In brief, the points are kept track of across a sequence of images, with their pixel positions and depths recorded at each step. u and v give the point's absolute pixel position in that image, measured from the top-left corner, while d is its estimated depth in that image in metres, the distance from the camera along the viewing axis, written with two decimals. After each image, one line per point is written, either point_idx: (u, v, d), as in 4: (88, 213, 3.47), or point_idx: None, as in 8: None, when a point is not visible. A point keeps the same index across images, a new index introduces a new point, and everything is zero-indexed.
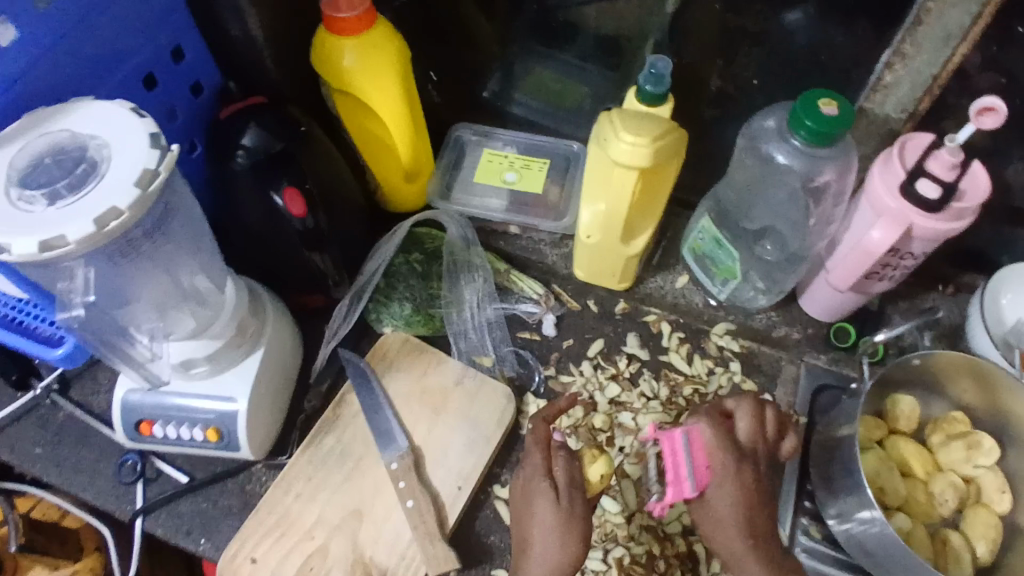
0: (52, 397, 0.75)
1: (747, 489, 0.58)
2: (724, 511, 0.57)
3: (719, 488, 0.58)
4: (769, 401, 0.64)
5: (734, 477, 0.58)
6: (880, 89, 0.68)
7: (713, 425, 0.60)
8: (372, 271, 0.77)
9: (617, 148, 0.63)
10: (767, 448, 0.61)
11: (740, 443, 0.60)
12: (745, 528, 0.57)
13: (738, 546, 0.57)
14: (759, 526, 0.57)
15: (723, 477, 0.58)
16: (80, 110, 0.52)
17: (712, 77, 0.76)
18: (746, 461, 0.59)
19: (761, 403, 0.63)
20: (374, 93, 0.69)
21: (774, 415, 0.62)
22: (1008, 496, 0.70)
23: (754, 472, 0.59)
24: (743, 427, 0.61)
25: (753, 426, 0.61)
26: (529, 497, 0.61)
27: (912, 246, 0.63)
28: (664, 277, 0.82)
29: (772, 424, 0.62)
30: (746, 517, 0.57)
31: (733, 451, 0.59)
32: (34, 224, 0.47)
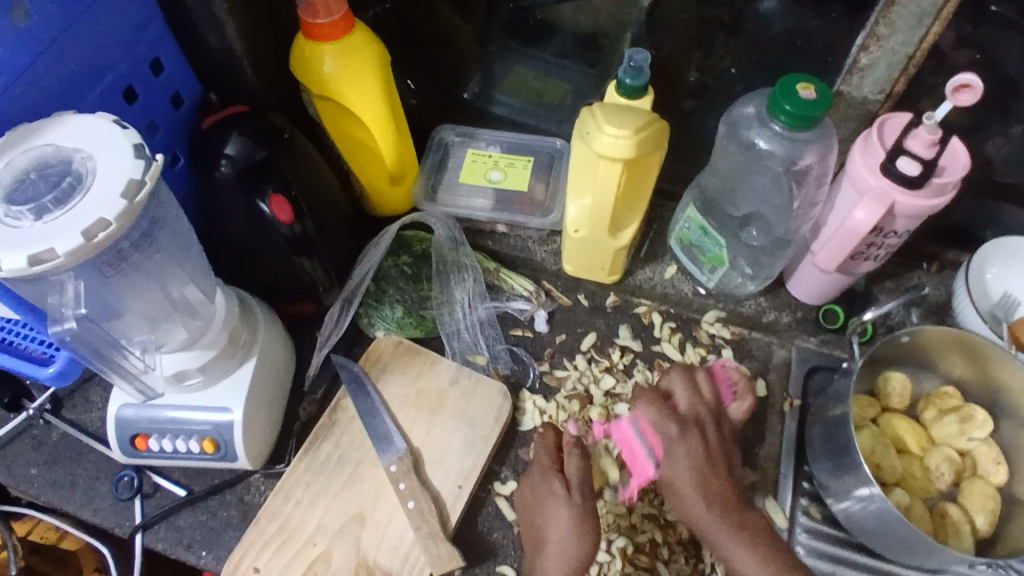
0: (45, 417, 0.74)
1: (697, 455, 0.64)
2: (681, 479, 0.63)
3: (673, 461, 0.64)
4: (701, 365, 0.71)
5: (683, 450, 0.64)
6: (857, 72, 0.67)
7: (651, 404, 0.68)
8: (362, 275, 0.77)
9: (600, 141, 0.63)
10: (713, 407, 0.68)
11: (683, 415, 0.67)
12: (699, 490, 0.63)
13: (699, 508, 0.62)
14: (714, 490, 0.63)
15: (672, 450, 0.65)
16: (62, 122, 0.52)
17: (691, 67, 0.77)
18: (691, 428, 0.66)
19: (692, 371, 0.70)
20: (355, 99, 0.69)
21: (709, 377, 0.70)
22: (1003, 467, 0.71)
23: (703, 439, 0.65)
24: (681, 400, 0.68)
25: (692, 398, 0.68)
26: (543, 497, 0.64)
27: (895, 224, 0.64)
28: (653, 269, 0.82)
29: (706, 389, 0.69)
30: (703, 484, 0.63)
31: (674, 422, 0.66)
32: (22, 240, 0.46)
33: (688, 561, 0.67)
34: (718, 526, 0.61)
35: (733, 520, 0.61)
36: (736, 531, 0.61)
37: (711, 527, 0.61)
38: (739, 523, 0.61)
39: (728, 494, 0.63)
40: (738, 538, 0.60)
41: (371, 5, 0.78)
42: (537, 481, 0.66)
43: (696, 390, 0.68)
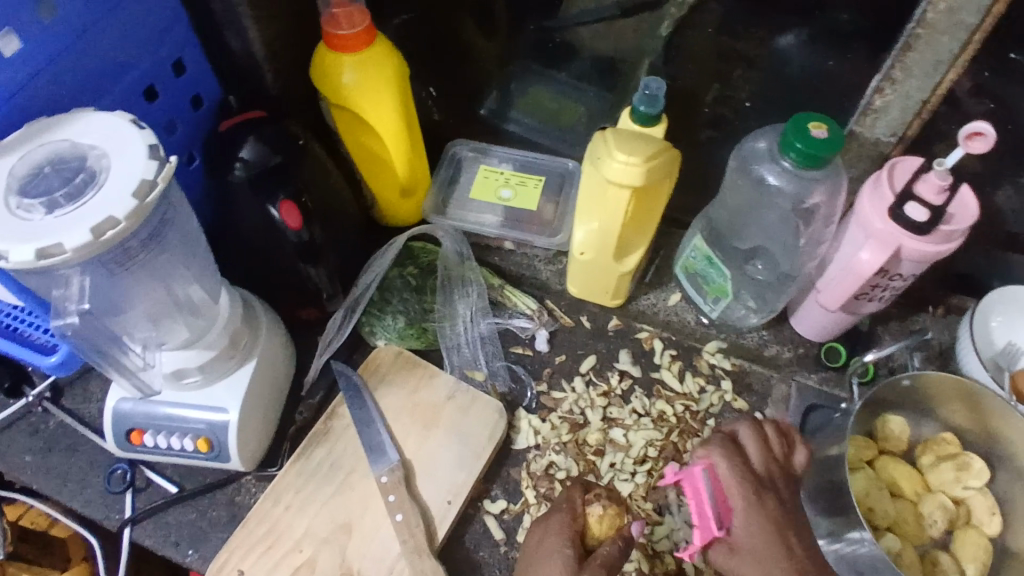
0: (44, 405, 0.75)
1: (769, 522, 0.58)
2: (754, 544, 0.57)
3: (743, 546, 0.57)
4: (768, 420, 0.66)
5: (756, 504, 0.58)
6: (870, 113, 0.67)
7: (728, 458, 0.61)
8: (367, 285, 0.78)
9: (610, 167, 0.64)
10: (783, 467, 0.63)
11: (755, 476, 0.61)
12: (781, 549, 0.57)
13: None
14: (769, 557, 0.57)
15: (748, 503, 0.59)
16: (81, 120, 0.53)
17: (706, 99, 0.78)
18: (765, 490, 0.60)
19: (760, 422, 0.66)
20: (372, 111, 0.70)
21: (775, 430, 0.65)
22: (998, 518, 0.69)
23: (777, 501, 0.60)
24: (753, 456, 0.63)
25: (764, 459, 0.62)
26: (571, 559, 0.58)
27: (901, 268, 0.64)
28: (657, 294, 0.82)
29: (777, 445, 0.64)
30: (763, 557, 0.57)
31: (753, 485, 0.60)
32: (32, 233, 0.47)
33: None
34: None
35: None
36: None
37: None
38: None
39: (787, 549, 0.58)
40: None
41: (399, 12, 0.79)
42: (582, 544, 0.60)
43: (764, 440, 0.64)
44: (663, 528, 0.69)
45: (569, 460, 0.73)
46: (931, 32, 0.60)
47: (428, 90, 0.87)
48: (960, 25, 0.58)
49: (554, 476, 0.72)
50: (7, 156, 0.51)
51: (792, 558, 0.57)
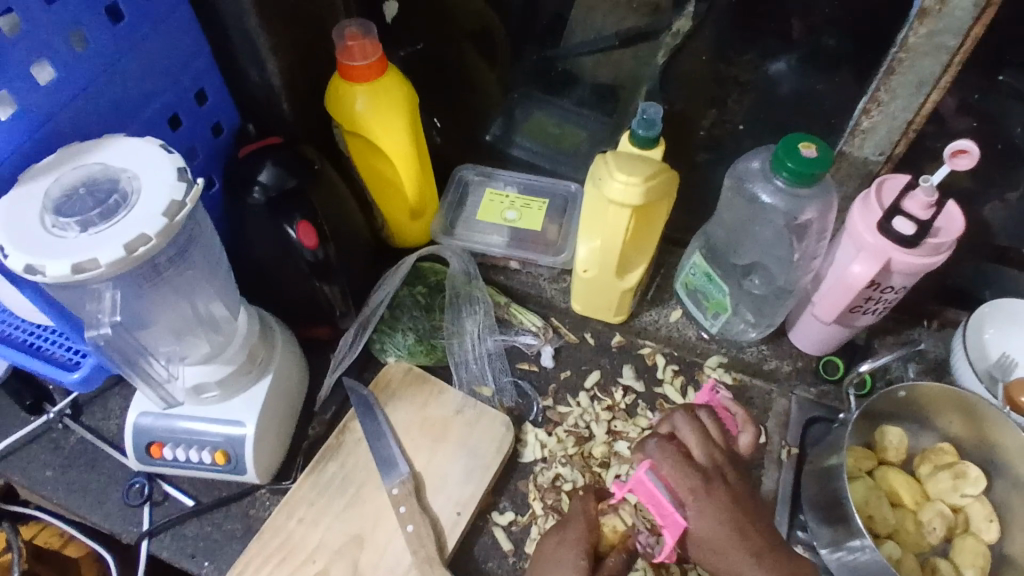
0: (64, 421, 0.77)
1: (728, 507, 0.59)
2: (715, 539, 0.58)
3: (706, 523, 0.58)
4: (703, 410, 0.67)
5: (710, 496, 0.59)
6: (859, 134, 0.71)
7: (673, 459, 0.61)
8: (377, 303, 0.81)
9: (610, 186, 0.67)
10: (727, 450, 0.64)
11: (703, 467, 0.61)
12: (734, 531, 0.58)
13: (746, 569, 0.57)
14: (754, 540, 0.58)
15: (698, 500, 0.59)
16: (113, 145, 0.57)
17: (702, 123, 0.81)
18: (714, 481, 0.60)
19: (695, 412, 0.66)
20: (384, 137, 0.74)
21: (713, 422, 0.66)
22: (996, 525, 0.69)
23: (729, 488, 0.60)
24: (694, 447, 0.63)
25: (706, 447, 0.62)
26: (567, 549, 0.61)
27: (892, 280, 0.67)
28: (658, 311, 0.85)
29: (715, 433, 0.65)
30: (743, 537, 0.58)
31: (698, 472, 0.60)
32: (68, 249, 0.50)
33: None
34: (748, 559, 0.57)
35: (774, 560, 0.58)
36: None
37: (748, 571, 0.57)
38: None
39: (768, 543, 0.58)
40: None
41: (403, 46, 0.85)
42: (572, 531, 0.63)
43: (704, 431, 0.64)
44: None
45: (575, 472, 0.74)
46: (913, 55, 0.63)
47: (432, 120, 0.92)
48: (941, 47, 0.62)
49: (560, 488, 0.73)
50: (42, 178, 0.55)
51: (754, 543, 0.58)
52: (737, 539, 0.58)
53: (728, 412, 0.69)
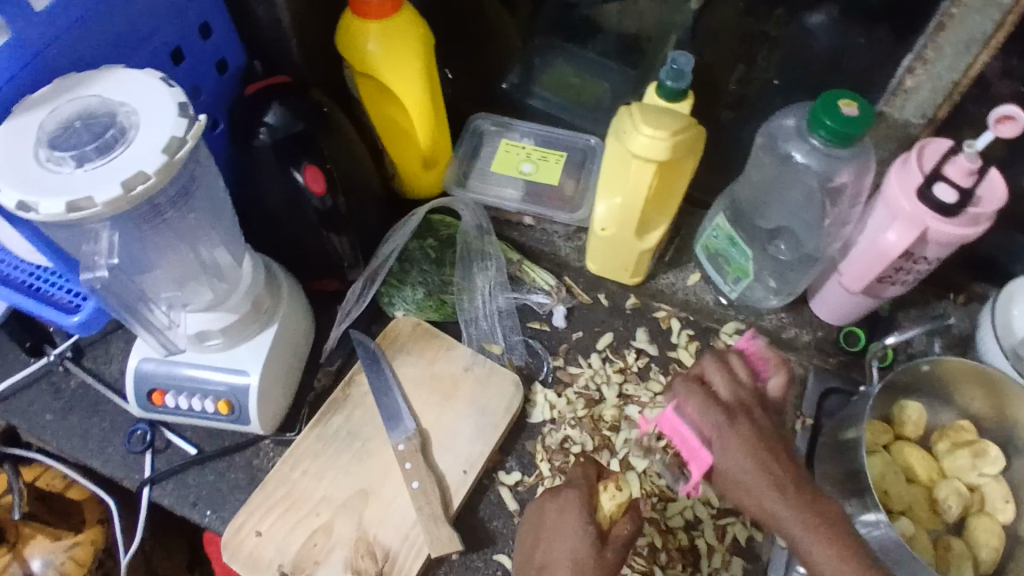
0: (65, 364, 0.76)
1: (751, 440, 0.56)
2: (741, 474, 0.56)
3: (730, 455, 0.56)
4: (733, 351, 0.64)
5: (733, 429, 0.57)
6: (900, 93, 0.67)
7: (690, 390, 0.60)
8: (386, 255, 0.79)
9: (635, 140, 0.63)
10: (759, 393, 0.61)
11: (725, 403, 0.59)
12: (760, 464, 0.55)
13: (775, 505, 0.54)
14: (781, 476, 0.55)
15: (721, 436, 0.57)
16: (111, 76, 0.53)
17: (730, 79, 0.76)
18: (739, 415, 0.58)
19: (725, 355, 0.63)
20: (397, 81, 0.70)
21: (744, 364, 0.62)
22: (1012, 506, 0.68)
23: (753, 423, 0.58)
24: (719, 385, 0.60)
25: (730, 384, 0.60)
26: (561, 510, 0.61)
27: (926, 251, 0.64)
28: (676, 274, 0.82)
29: (746, 376, 0.62)
30: (768, 472, 0.55)
31: (721, 409, 0.58)
32: (63, 186, 0.48)
33: (686, 568, 0.67)
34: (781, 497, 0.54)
35: (808, 504, 0.54)
36: (818, 521, 0.53)
37: (779, 511, 0.54)
38: (826, 522, 0.53)
39: (799, 483, 0.55)
40: (830, 537, 0.53)
41: None
42: (563, 492, 0.62)
43: (730, 369, 0.61)
44: (676, 505, 0.69)
45: (585, 435, 0.73)
46: (964, 11, 0.59)
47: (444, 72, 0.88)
48: (994, 5, 0.58)
49: (569, 450, 0.72)
50: (36, 109, 0.52)
51: (781, 480, 0.55)
52: (771, 478, 0.55)
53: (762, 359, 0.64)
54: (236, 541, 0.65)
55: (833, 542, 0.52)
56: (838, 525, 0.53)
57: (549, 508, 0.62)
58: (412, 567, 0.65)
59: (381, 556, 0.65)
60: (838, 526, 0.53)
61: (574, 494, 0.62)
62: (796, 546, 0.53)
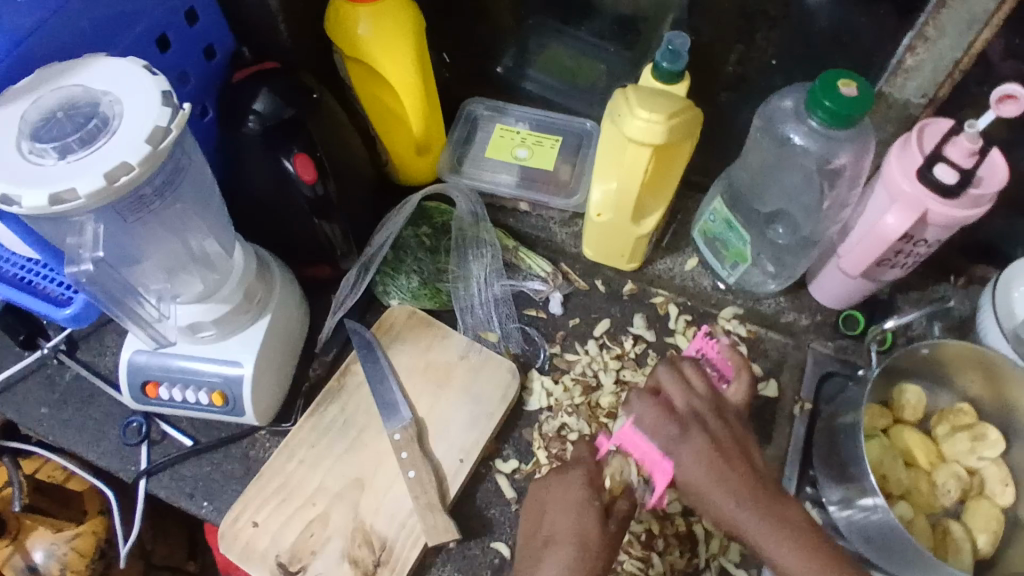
0: (59, 357, 0.75)
1: (703, 450, 0.58)
2: (697, 483, 0.57)
3: (687, 464, 0.58)
4: (689, 358, 0.65)
5: (686, 441, 0.59)
6: (901, 73, 0.66)
7: (642, 403, 0.63)
8: (381, 244, 0.78)
9: (631, 124, 0.62)
10: (715, 399, 0.62)
11: (680, 414, 0.61)
12: (714, 475, 0.57)
13: (734, 510, 0.55)
14: (735, 484, 0.56)
15: (676, 447, 0.59)
16: (94, 65, 0.52)
17: (729, 59, 0.74)
18: (692, 426, 0.60)
19: (679, 363, 0.65)
20: (388, 65, 0.69)
21: (698, 373, 0.63)
22: (1011, 489, 0.68)
23: (709, 435, 0.59)
24: (675, 397, 0.62)
25: (685, 393, 0.62)
26: (564, 488, 0.61)
27: (926, 233, 0.63)
28: (673, 259, 0.81)
29: (700, 383, 0.63)
30: (720, 481, 0.56)
31: (674, 422, 0.61)
32: (46, 178, 0.47)
33: (683, 554, 0.67)
34: (735, 505, 0.55)
35: (767, 507, 0.55)
36: (778, 525, 0.54)
37: (738, 520, 0.55)
38: (786, 524, 0.54)
39: (758, 491, 0.56)
40: (788, 538, 0.53)
41: None
42: (571, 470, 0.62)
43: (683, 377, 0.63)
44: (674, 492, 0.69)
45: (581, 422, 0.73)
46: None
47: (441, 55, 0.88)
48: None
49: (566, 438, 0.72)
50: (18, 100, 0.50)
51: (736, 487, 0.56)
52: (726, 487, 0.56)
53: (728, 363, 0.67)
54: (233, 531, 0.65)
55: (806, 546, 0.53)
56: (801, 531, 0.54)
57: (553, 485, 0.62)
58: (409, 556, 0.65)
59: (378, 545, 0.65)
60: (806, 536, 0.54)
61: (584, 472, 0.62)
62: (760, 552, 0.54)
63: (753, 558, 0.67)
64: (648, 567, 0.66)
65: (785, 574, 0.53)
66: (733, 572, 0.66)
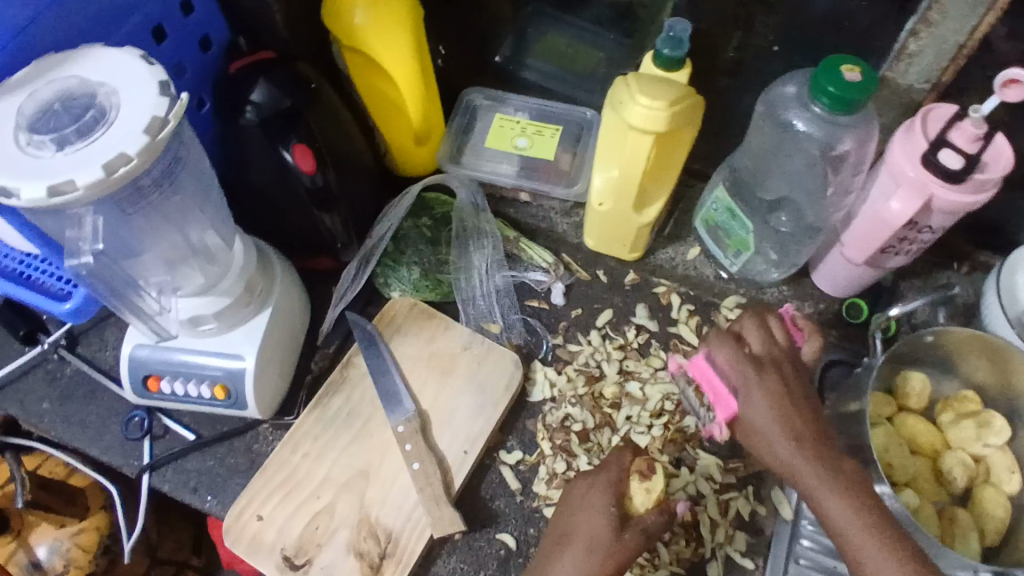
0: (60, 352, 0.75)
1: (773, 393, 0.59)
2: (761, 421, 0.59)
3: (753, 400, 0.59)
4: (773, 313, 0.65)
5: (759, 382, 0.60)
6: (904, 58, 0.65)
7: (722, 344, 0.63)
8: (381, 235, 0.78)
9: (633, 111, 0.62)
10: (791, 352, 0.63)
11: (758, 357, 0.61)
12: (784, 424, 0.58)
13: (793, 457, 0.57)
14: (798, 427, 0.58)
15: (745, 386, 0.60)
16: (90, 56, 0.51)
17: (729, 46, 0.73)
18: (768, 366, 0.61)
19: (766, 316, 0.65)
20: (386, 54, 0.68)
21: (782, 325, 0.64)
22: (1018, 476, 0.67)
23: (780, 376, 0.60)
24: (754, 342, 0.63)
25: (768, 344, 0.62)
26: (584, 491, 0.61)
27: (931, 219, 0.63)
28: (675, 248, 0.81)
29: (782, 334, 0.64)
30: (786, 423, 0.58)
31: (749, 363, 0.61)
32: (43, 170, 0.46)
33: (689, 543, 0.67)
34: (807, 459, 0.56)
35: (832, 467, 0.56)
36: (834, 475, 0.55)
37: (799, 466, 0.56)
38: (844, 478, 0.55)
39: (816, 439, 0.57)
40: (851, 495, 0.54)
41: None
42: (596, 475, 0.61)
43: (771, 331, 0.63)
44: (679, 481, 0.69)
45: (585, 412, 0.72)
46: None
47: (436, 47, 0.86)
48: None
49: (570, 428, 0.72)
50: (15, 92, 0.50)
51: (797, 431, 0.57)
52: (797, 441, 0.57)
53: (797, 326, 0.66)
54: (238, 526, 0.65)
55: (857, 501, 0.54)
56: (856, 483, 0.55)
57: (576, 489, 0.61)
58: (415, 549, 0.64)
59: (384, 537, 0.65)
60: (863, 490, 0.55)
61: (608, 478, 0.60)
62: (815, 501, 0.56)
63: (759, 547, 0.67)
64: (654, 556, 0.66)
65: (847, 541, 0.54)
66: (739, 560, 0.66)
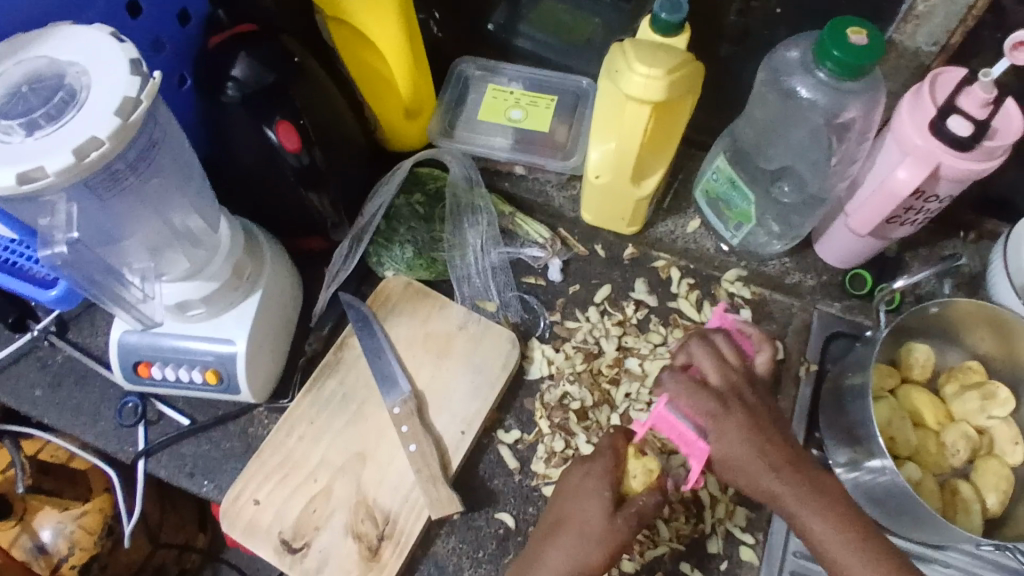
0: (50, 339, 0.74)
1: (746, 424, 0.58)
2: (736, 456, 0.57)
3: (726, 438, 0.58)
4: (718, 333, 0.66)
5: (728, 415, 0.58)
6: (912, 19, 0.62)
7: (677, 379, 0.61)
8: (373, 213, 0.76)
9: (629, 80, 0.59)
10: (746, 373, 0.63)
11: (716, 388, 0.61)
12: (763, 457, 0.56)
13: (768, 483, 0.56)
14: (774, 455, 0.57)
15: (717, 421, 0.58)
16: (55, 34, 0.49)
17: (731, 8, 0.70)
18: (731, 401, 0.59)
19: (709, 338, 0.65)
20: (373, 28, 0.66)
21: (730, 348, 0.64)
22: (1022, 447, 0.67)
23: (744, 407, 0.59)
24: (709, 371, 0.62)
25: (721, 369, 0.62)
26: (579, 477, 0.60)
27: (938, 188, 0.61)
28: (675, 221, 0.79)
29: (733, 358, 0.63)
30: (761, 453, 0.57)
31: (713, 397, 0.60)
32: (12, 155, 0.44)
33: (689, 520, 0.66)
34: (791, 488, 0.55)
35: (813, 486, 0.55)
36: (813, 494, 0.55)
37: (777, 491, 0.56)
38: (819, 496, 0.55)
39: (793, 461, 0.57)
40: (824, 511, 0.54)
41: None
42: (593, 464, 0.60)
43: (719, 354, 0.63)
44: None
45: (583, 390, 0.71)
46: None
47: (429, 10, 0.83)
48: None
49: (568, 407, 0.71)
50: None
51: (773, 461, 0.56)
52: (774, 470, 0.56)
53: (744, 336, 0.67)
54: (235, 510, 0.65)
55: (843, 525, 0.53)
56: (839, 507, 0.54)
57: (568, 483, 0.61)
58: (413, 529, 0.64)
59: (381, 519, 0.64)
60: (848, 513, 0.54)
61: (602, 465, 0.60)
62: (796, 521, 0.55)
63: (760, 522, 0.67)
64: (654, 534, 0.66)
65: (821, 547, 0.54)
66: (740, 536, 0.66)
